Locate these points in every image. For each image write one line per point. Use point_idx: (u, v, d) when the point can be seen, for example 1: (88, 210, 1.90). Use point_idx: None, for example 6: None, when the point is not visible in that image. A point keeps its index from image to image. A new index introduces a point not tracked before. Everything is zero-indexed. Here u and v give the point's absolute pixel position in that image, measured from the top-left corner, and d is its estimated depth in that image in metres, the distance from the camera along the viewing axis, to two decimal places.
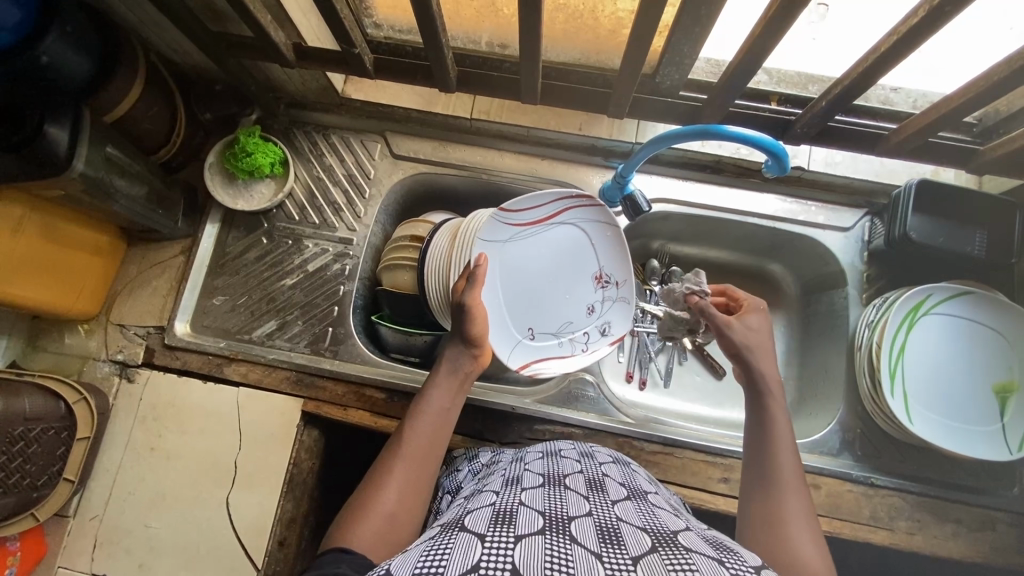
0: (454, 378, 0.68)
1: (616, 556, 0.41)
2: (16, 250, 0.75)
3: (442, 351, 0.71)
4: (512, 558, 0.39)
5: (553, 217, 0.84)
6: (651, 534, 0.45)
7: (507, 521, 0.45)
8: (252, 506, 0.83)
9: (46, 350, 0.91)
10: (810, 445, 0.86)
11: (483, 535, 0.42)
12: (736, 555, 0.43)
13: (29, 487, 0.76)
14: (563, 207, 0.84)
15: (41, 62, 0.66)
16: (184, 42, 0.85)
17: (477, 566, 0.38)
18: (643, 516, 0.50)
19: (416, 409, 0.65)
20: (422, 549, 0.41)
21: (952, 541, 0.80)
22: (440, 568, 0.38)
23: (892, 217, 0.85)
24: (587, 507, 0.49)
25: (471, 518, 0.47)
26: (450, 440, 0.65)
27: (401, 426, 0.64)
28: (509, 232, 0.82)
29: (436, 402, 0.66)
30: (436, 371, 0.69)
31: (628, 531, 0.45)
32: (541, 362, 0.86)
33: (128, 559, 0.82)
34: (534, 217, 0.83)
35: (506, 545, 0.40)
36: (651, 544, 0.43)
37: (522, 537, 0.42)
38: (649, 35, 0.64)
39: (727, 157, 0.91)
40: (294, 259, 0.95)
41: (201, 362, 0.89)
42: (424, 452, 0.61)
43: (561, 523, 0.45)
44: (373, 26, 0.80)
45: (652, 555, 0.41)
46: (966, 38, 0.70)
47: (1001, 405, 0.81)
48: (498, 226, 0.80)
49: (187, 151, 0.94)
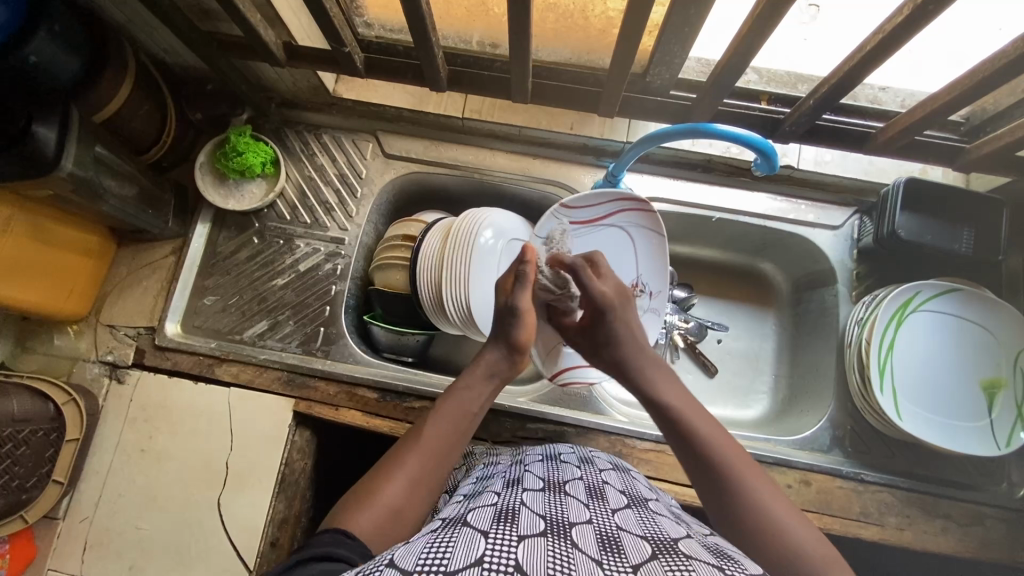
0: (489, 380, 0.69)
1: (617, 562, 0.41)
2: (6, 250, 0.75)
3: (486, 348, 0.72)
4: (514, 556, 0.39)
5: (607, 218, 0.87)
6: (652, 542, 0.45)
7: (509, 520, 0.45)
8: (245, 507, 0.83)
9: (36, 351, 0.90)
10: (800, 442, 0.87)
11: (486, 532, 0.42)
12: (736, 563, 0.43)
13: (18, 489, 0.75)
14: (612, 210, 0.86)
15: (30, 62, 0.67)
16: (175, 41, 0.85)
17: (481, 560, 0.38)
18: (643, 524, 0.50)
19: (441, 404, 0.66)
20: (426, 541, 0.41)
21: (941, 537, 0.80)
22: (443, 560, 0.38)
23: (881, 215, 0.86)
24: (588, 514, 0.50)
25: (475, 514, 0.47)
26: (468, 443, 0.65)
27: (427, 416, 0.64)
28: (566, 229, 0.86)
29: (466, 400, 0.66)
30: (473, 367, 0.70)
31: (629, 539, 0.45)
32: (573, 371, 0.88)
33: (119, 561, 0.81)
34: (591, 215, 0.86)
35: (510, 544, 0.40)
36: (652, 552, 0.43)
37: (525, 538, 0.42)
38: (638, 34, 0.65)
39: (717, 156, 0.91)
40: (285, 259, 0.94)
41: (192, 363, 0.89)
42: (444, 448, 0.62)
43: (563, 528, 0.45)
44: (363, 26, 0.80)
45: (653, 562, 0.41)
46: (951, 37, 0.71)
47: (988, 401, 0.81)
48: (554, 222, 0.86)
49: (177, 151, 0.94)
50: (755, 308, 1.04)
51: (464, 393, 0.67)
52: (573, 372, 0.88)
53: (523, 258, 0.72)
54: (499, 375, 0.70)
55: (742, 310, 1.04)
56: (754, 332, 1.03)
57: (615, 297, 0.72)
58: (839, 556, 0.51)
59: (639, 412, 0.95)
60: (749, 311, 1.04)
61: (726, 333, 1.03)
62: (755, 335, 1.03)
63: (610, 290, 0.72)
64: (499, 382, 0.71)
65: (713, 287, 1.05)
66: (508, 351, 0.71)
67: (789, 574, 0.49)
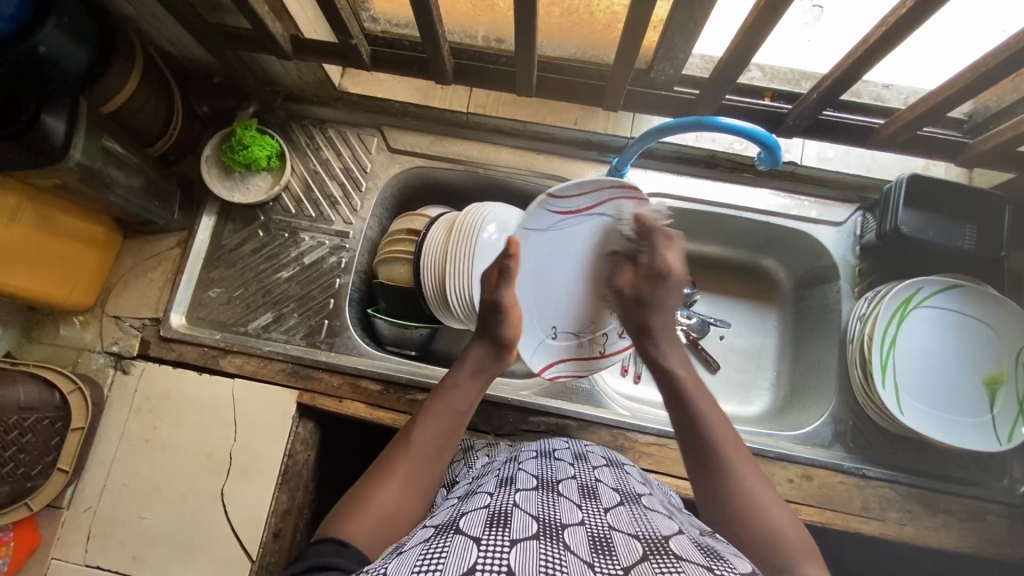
0: (477, 377, 0.70)
1: (608, 566, 0.41)
2: (13, 240, 0.75)
3: (472, 347, 0.72)
4: (507, 562, 0.39)
5: (596, 207, 0.77)
6: (642, 542, 0.45)
7: (501, 524, 0.45)
8: (248, 498, 0.83)
9: (41, 342, 0.91)
10: (802, 437, 0.87)
11: (478, 539, 0.42)
12: (725, 562, 0.43)
13: (22, 477, 0.76)
14: (607, 197, 0.76)
15: (39, 52, 0.67)
16: (182, 34, 0.85)
17: (473, 570, 0.38)
18: (635, 523, 0.49)
19: (431, 407, 0.66)
20: (418, 552, 0.41)
21: (942, 532, 0.80)
22: (437, 574, 0.38)
23: (884, 211, 0.86)
24: (580, 515, 0.49)
25: (467, 520, 0.47)
26: (458, 442, 0.65)
27: (415, 420, 0.65)
28: (555, 220, 0.77)
29: (453, 402, 0.66)
30: (460, 368, 0.70)
31: (620, 541, 0.45)
32: (561, 363, 0.84)
33: (121, 551, 0.82)
34: (577, 205, 0.77)
35: (501, 549, 0.40)
36: (641, 552, 0.43)
37: (517, 542, 0.42)
38: (643, 29, 0.65)
39: (720, 152, 0.92)
40: (289, 252, 0.95)
41: (196, 354, 0.89)
42: (432, 452, 0.62)
43: (555, 529, 0.45)
44: (369, 20, 0.81)
45: (643, 564, 0.41)
46: (951, 32, 0.72)
47: (990, 397, 0.81)
48: (540, 214, 0.76)
49: (183, 144, 0.95)
50: (758, 305, 1.04)
51: (452, 395, 0.67)
52: (565, 364, 0.84)
53: (505, 252, 0.71)
54: (485, 372, 0.71)
55: (745, 307, 1.04)
56: (757, 329, 1.04)
57: (677, 273, 0.69)
58: (813, 544, 0.51)
59: (641, 407, 0.95)
60: (751, 308, 1.04)
61: (729, 329, 1.03)
62: (758, 332, 1.03)
63: (677, 267, 0.69)
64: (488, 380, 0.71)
65: (716, 283, 1.05)
66: (495, 346, 0.72)
67: (765, 557, 0.50)
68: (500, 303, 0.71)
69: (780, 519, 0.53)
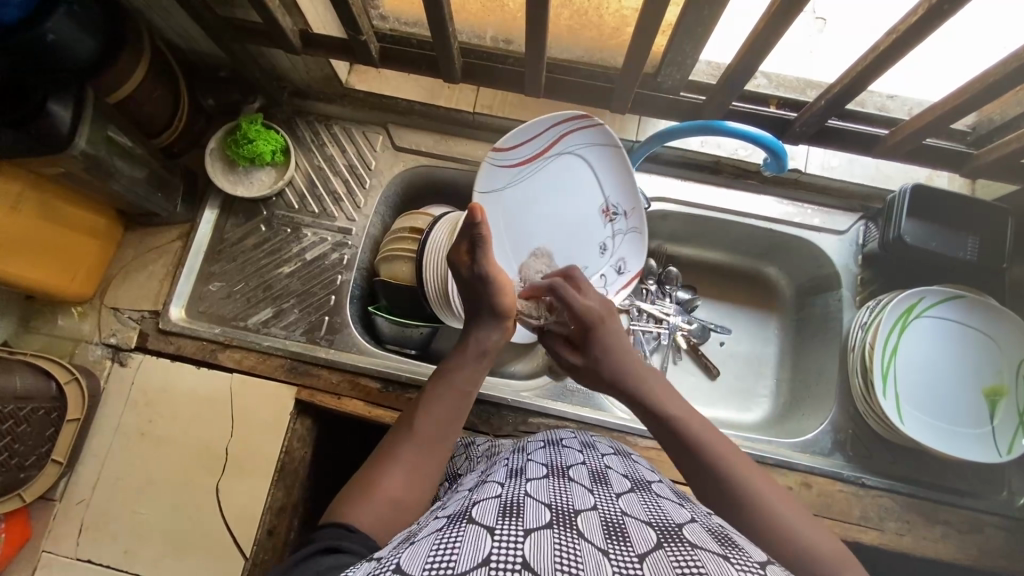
0: (480, 359, 0.69)
1: (623, 552, 0.40)
2: (14, 227, 0.75)
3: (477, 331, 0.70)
4: (522, 552, 0.38)
5: (550, 150, 0.81)
6: (656, 529, 0.45)
7: (515, 514, 0.44)
8: (243, 494, 0.82)
9: (38, 331, 0.90)
10: (802, 444, 0.87)
11: (493, 528, 0.41)
12: (741, 551, 0.42)
13: (16, 468, 0.75)
14: (555, 137, 0.81)
15: (48, 40, 0.66)
16: (190, 26, 0.85)
17: (488, 560, 0.37)
18: (647, 510, 0.49)
19: (432, 389, 0.65)
20: (432, 540, 0.41)
21: (940, 543, 0.80)
22: (451, 563, 0.37)
23: (887, 221, 0.87)
24: (592, 501, 0.49)
25: (479, 509, 0.46)
26: (463, 426, 0.64)
27: (414, 404, 0.64)
28: (508, 174, 0.80)
29: (451, 382, 0.66)
30: (456, 347, 0.70)
31: (634, 527, 0.45)
32: None
33: (113, 545, 0.81)
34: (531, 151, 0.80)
35: (516, 539, 0.40)
36: (656, 540, 0.43)
37: (531, 531, 0.41)
38: (654, 33, 0.65)
39: (725, 158, 0.93)
40: (292, 248, 0.95)
41: (195, 348, 0.88)
42: (435, 434, 0.61)
43: (568, 516, 0.45)
44: (379, 18, 0.81)
45: (658, 551, 0.41)
46: (958, 43, 0.72)
47: (991, 409, 0.81)
48: (494, 172, 0.79)
49: (188, 136, 0.94)
50: (759, 312, 1.04)
51: (451, 374, 0.66)
52: None
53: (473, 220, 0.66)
54: (489, 350, 0.70)
55: (746, 314, 1.04)
56: (758, 337, 1.03)
57: (609, 303, 0.72)
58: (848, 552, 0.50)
59: None
60: (753, 313, 1.04)
61: (728, 335, 1.02)
62: (759, 339, 1.03)
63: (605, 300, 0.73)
64: (490, 359, 0.71)
65: (719, 289, 1.05)
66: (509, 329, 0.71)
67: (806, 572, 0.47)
68: (472, 271, 0.70)
69: (809, 529, 0.51)
